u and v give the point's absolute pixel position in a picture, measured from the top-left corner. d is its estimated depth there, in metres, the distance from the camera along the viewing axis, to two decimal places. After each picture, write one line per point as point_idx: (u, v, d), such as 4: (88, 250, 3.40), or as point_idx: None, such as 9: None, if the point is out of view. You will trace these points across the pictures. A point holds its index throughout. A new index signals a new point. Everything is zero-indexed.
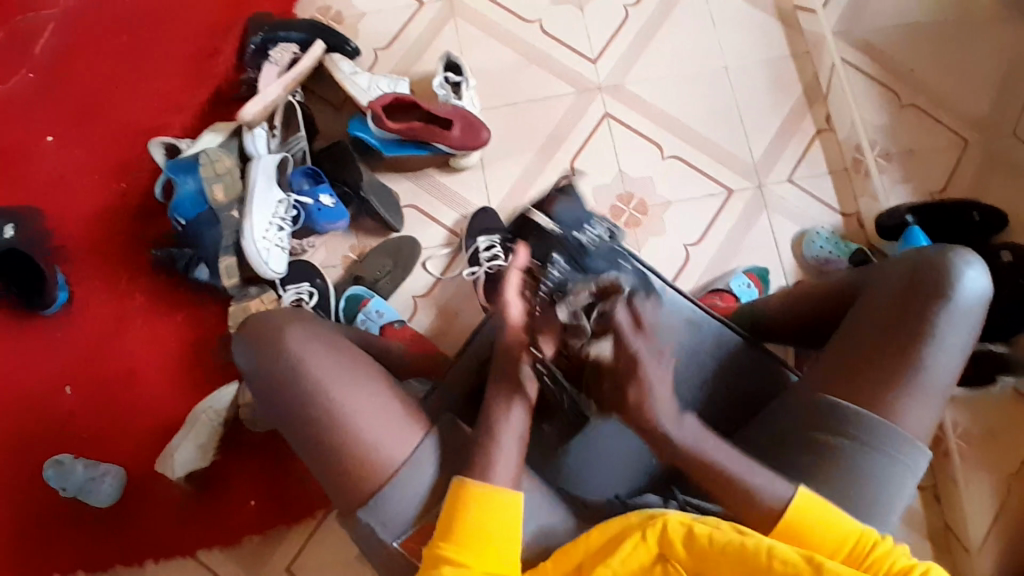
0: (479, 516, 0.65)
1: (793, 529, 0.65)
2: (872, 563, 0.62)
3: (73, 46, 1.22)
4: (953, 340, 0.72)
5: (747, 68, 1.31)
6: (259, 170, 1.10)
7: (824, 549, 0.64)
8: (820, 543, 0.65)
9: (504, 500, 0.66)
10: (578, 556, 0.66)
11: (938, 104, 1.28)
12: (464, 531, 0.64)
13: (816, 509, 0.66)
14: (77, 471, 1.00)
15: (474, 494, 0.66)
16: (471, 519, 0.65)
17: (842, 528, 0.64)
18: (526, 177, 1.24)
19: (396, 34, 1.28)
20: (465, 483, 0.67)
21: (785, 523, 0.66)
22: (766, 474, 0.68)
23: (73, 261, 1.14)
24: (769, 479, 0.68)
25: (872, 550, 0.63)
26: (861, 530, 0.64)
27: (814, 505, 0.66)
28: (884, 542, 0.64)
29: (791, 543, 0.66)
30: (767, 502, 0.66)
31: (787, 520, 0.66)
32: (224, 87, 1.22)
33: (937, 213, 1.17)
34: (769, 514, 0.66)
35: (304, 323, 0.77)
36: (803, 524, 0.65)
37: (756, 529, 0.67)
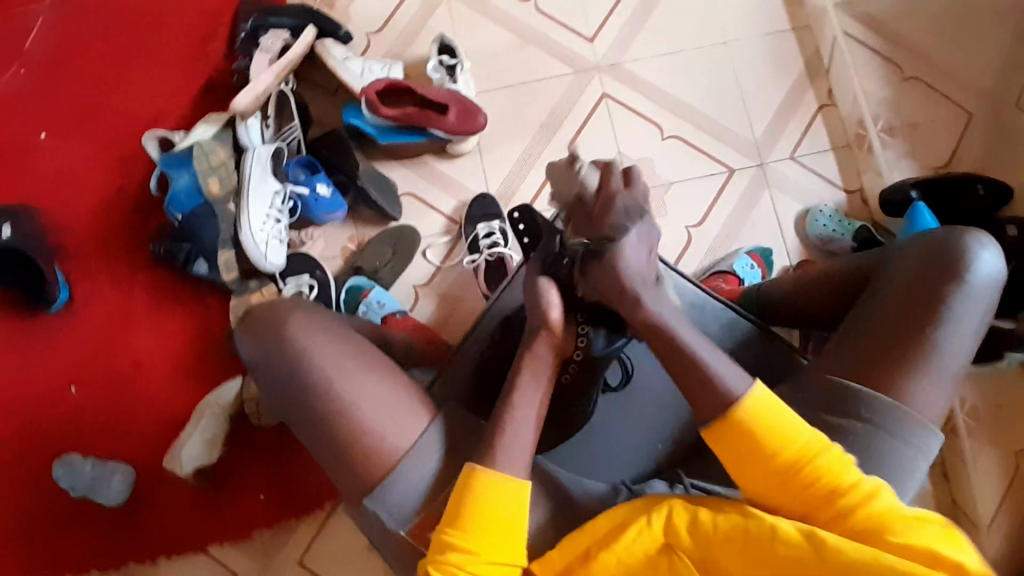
0: (488, 500, 0.65)
1: (742, 427, 0.64)
2: (817, 474, 0.61)
3: (62, 40, 1.20)
4: (967, 323, 0.71)
5: (747, 42, 1.28)
6: (254, 160, 1.09)
7: (777, 449, 0.63)
8: (775, 443, 0.63)
9: (507, 483, 0.66)
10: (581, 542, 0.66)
11: (945, 75, 1.26)
12: (470, 519, 0.64)
13: (769, 408, 0.64)
14: (86, 468, 1.02)
15: (487, 481, 0.65)
16: (479, 500, 0.65)
17: (794, 436, 0.63)
18: (524, 160, 1.22)
19: (388, 19, 1.26)
20: (473, 470, 0.66)
21: (741, 424, 0.64)
22: (729, 366, 0.67)
23: (72, 258, 1.14)
24: (730, 371, 0.66)
25: (819, 461, 0.62)
26: (812, 441, 0.63)
27: (773, 406, 0.64)
28: (835, 454, 0.62)
29: (737, 439, 0.64)
30: (725, 394, 0.65)
31: (744, 419, 0.64)
32: (216, 76, 1.20)
33: (943, 188, 1.15)
34: (728, 412, 0.64)
35: (306, 312, 0.76)
36: (757, 426, 0.63)
37: (710, 424, 0.66)
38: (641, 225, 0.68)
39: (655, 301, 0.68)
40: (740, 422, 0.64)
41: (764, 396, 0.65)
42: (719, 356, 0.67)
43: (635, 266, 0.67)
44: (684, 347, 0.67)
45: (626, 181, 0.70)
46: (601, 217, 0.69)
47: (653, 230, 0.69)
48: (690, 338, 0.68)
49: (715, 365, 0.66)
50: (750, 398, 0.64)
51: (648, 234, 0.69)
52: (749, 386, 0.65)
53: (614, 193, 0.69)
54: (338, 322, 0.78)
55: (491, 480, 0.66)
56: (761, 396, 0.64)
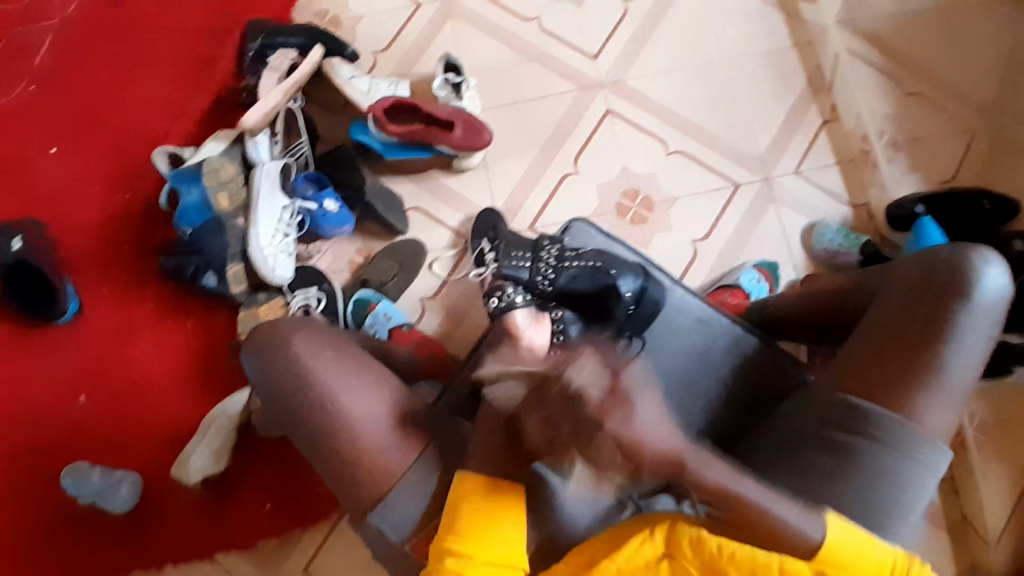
0: (488, 506, 0.65)
1: (828, 570, 0.60)
2: None
3: (75, 58, 1.22)
4: (972, 339, 0.71)
5: (749, 59, 1.29)
6: (263, 175, 1.10)
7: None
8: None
9: (504, 483, 0.66)
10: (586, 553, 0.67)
11: (947, 90, 1.26)
12: (467, 526, 0.64)
13: (843, 539, 0.61)
14: (93, 478, 1.02)
15: (479, 486, 0.65)
16: (473, 506, 0.65)
17: (876, 561, 0.62)
18: (529, 176, 1.23)
19: (395, 37, 1.28)
20: (463, 476, 0.66)
21: (822, 563, 0.60)
22: (801, 512, 0.60)
23: (81, 272, 1.15)
24: (807, 524, 0.60)
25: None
26: (888, 556, 0.63)
27: (851, 534, 0.61)
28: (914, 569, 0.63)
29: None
30: (804, 542, 0.59)
31: (824, 557, 0.60)
32: (225, 94, 1.23)
33: (950, 202, 1.14)
34: (809, 556, 0.60)
35: (308, 329, 0.76)
36: (839, 561, 0.60)
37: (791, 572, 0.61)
38: (656, 410, 0.50)
39: (712, 468, 0.54)
40: (821, 563, 0.60)
41: (836, 527, 0.61)
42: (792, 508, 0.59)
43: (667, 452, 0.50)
44: (749, 502, 0.56)
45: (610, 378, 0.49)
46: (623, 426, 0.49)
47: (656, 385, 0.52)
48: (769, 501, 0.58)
49: (790, 520, 0.59)
50: (827, 540, 0.60)
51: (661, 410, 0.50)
52: (822, 526, 0.60)
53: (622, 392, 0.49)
54: (342, 338, 0.78)
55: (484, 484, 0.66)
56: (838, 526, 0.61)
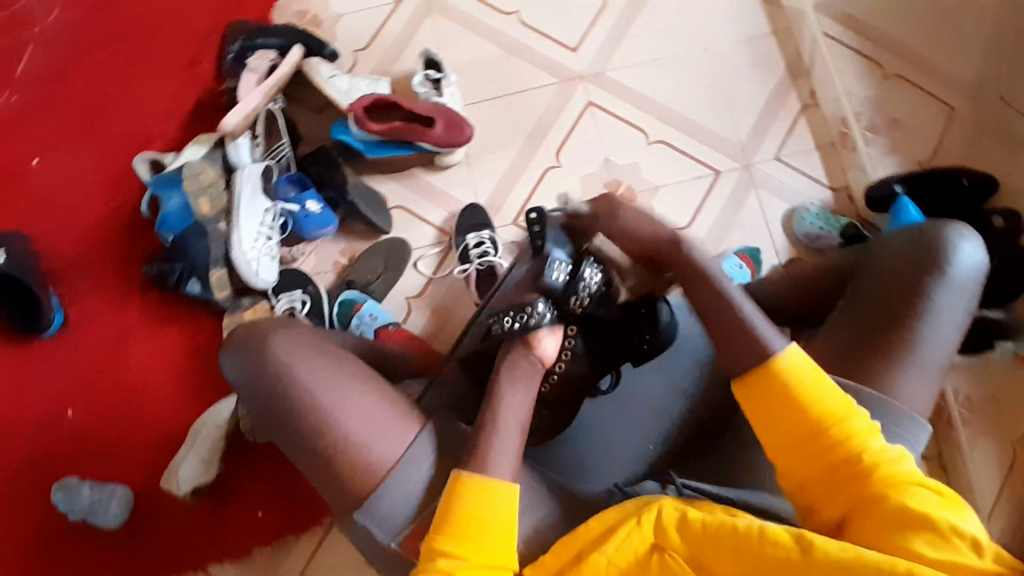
0: (475, 508, 0.65)
1: (777, 380, 0.65)
2: (842, 433, 0.62)
3: (52, 67, 1.21)
4: (948, 314, 0.72)
5: (730, 44, 1.30)
6: (243, 179, 1.10)
7: (808, 402, 0.64)
8: (805, 397, 0.64)
9: (492, 486, 0.66)
10: (571, 546, 0.66)
11: (926, 71, 1.27)
12: (458, 524, 0.64)
13: (803, 365, 0.65)
14: (83, 492, 1.03)
15: (472, 485, 0.66)
16: (465, 504, 0.65)
17: (825, 401, 0.63)
18: (513, 170, 1.23)
19: (374, 36, 1.27)
20: (460, 475, 0.67)
21: (774, 374, 0.65)
22: (772, 329, 0.69)
23: (66, 281, 1.14)
24: (773, 334, 0.68)
25: (845, 420, 0.63)
26: (842, 405, 0.64)
27: (805, 360, 0.66)
28: (863, 418, 0.64)
29: (765, 392, 0.66)
30: (764, 346, 0.67)
31: (778, 368, 0.65)
32: (206, 97, 1.22)
33: (926, 180, 1.16)
34: (762, 363, 0.66)
35: (290, 329, 0.77)
36: (789, 376, 0.65)
37: (743, 376, 0.67)
38: (651, 213, 0.79)
39: (724, 277, 0.72)
40: (772, 373, 0.65)
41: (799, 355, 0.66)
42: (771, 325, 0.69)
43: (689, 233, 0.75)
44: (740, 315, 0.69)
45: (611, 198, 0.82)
46: (652, 216, 0.74)
47: (661, 216, 0.79)
48: (757, 320, 0.69)
49: (764, 328, 0.68)
50: (786, 354, 0.66)
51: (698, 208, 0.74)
52: (784, 346, 0.67)
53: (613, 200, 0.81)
54: (326, 340, 0.79)
55: (476, 485, 0.66)
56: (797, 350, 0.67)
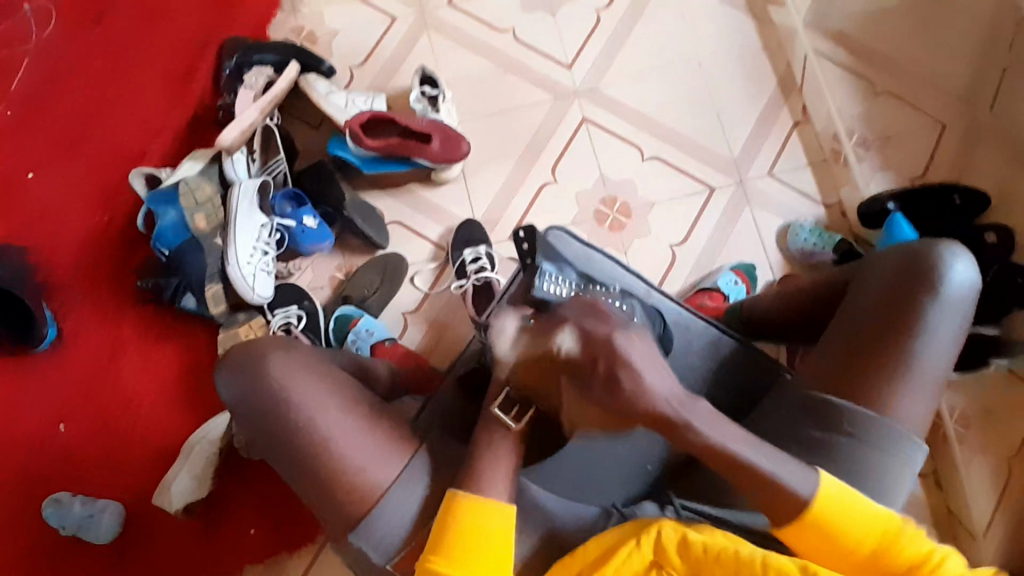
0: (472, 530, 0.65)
1: (818, 524, 0.63)
2: (892, 555, 0.63)
3: (46, 80, 1.21)
4: (943, 331, 0.73)
5: (721, 62, 1.31)
6: (239, 196, 1.09)
7: (853, 539, 0.63)
8: (847, 532, 0.63)
9: (490, 509, 0.66)
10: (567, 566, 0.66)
11: (916, 89, 1.28)
12: (457, 547, 0.64)
13: (840, 501, 0.64)
14: (74, 509, 1.01)
15: (469, 509, 0.65)
16: (464, 527, 0.65)
17: (865, 529, 0.63)
18: (508, 186, 1.24)
19: (370, 51, 1.28)
20: (455, 496, 0.67)
21: (813, 519, 0.63)
22: (790, 465, 0.64)
23: (60, 296, 1.13)
24: (793, 474, 0.63)
25: (893, 541, 0.63)
26: (885, 523, 0.64)
27: (841, 493, 0.64)
28: (908, 529, 0.64)
29: (811, 535, 0.64)
30: (794, 494, 0.63)
31: (814, 512, 0.63)
32: (202, 113, 1.23)
33: (919, 197, 1.17)
34: (799, 510, 0.63)
35: (286, 349, 0.75)
36: (830, 518, 0.63)
37: (779, 523, 0.65)
38: (648, 363, 0.56)
39: (696, 414, 0.59)
40: (811, 517, 0.63)
41: (833, 489, 0.64)
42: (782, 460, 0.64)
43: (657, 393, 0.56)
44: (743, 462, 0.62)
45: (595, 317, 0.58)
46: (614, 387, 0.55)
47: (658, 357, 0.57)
48: (730, 442, 0.62)
49: (781, 473, 0.63)
50: (820, 496, 0.63)
51: (653, 362, 0.56)
52: (815, 482, 0.64)
53: (612, 347, 0.55)
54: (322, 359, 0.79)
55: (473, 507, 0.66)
56: (829, 486, 0.64)
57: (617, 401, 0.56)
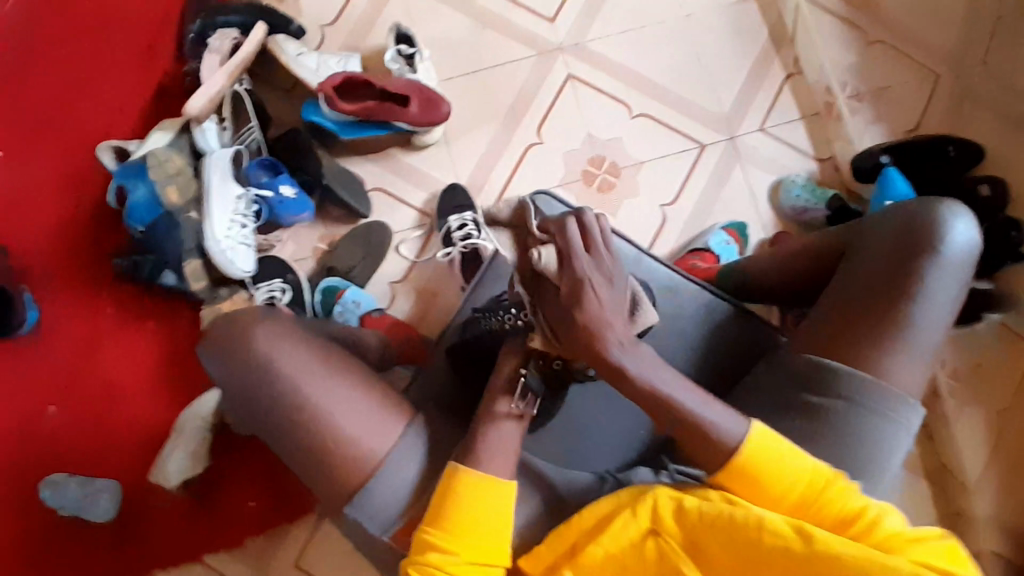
0: (478, 500, 0.64)
1: (745, 473, 0.63)
2: (822, 506, 0.63)
3: (0, 51, 1.14)
4: (941, 294, 0.71)
5: (709, 12, 1.26)
6: (212, 166, 1.05)
7: (780, 487, 0.63)
8: (775, 481, 0.63)
9: (491, 484, 0.65)
10: (567, 538, 0.66)
11: (910, 36, 1.24)
12: (453, 520, 0.63)
13: (767, 449, 0.64)
14: (71, 489, 1.00)
15: (469, 480, 0.64)
16: (459, 499, 0.64)
17: (792, 476, 0.63)
18: (493, 149, 1.20)
19: (343, 10, 1.22)
20: (457, 470, 0.65)
21: (741, 466, 0.63)
22: (722, 412, 0.64)
23: (35, 279, 1.10)
24: (726, 419, 0.64)
25: (820, 492, 0.63)
26: (814, 475, 0.63)
27: (769, 441, 0.64)
28: (838, 484, 0.63)
29: (742, 481, 0.64)
30: (721, 442, 0.64)
31: (741, 461, 0.64)
32: (170, 82, 1.17)
33: (913, 151, 1.14)
34: (729, 457, 0.64)
35: (271, 319, 0.74)
36: (754, 466, 0.63)
37: (714, 473, 0.65)
38: (611, 299, 0.58)
39: (633, 362, 0.60)
40: (739, 464, 0.64)
41: (761, 437, 0.64)
42: (713, 407, 0.64)
43: (612, 327, 0.58)
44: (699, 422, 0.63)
45: (588, 243, 0.58)
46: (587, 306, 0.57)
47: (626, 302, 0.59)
48: (657, 381, 0.62)
49: (710, 416, 0.64)
50: (749, 441, 0.64)
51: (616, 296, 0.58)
52: (745, 429, 0.64)
53: (578, 271, 0.57)
54: (312, 334, 0.76)
55: (474, 480, 0.65)
56: (756, 437, 0.64)
57: (571, 321, 0.58)
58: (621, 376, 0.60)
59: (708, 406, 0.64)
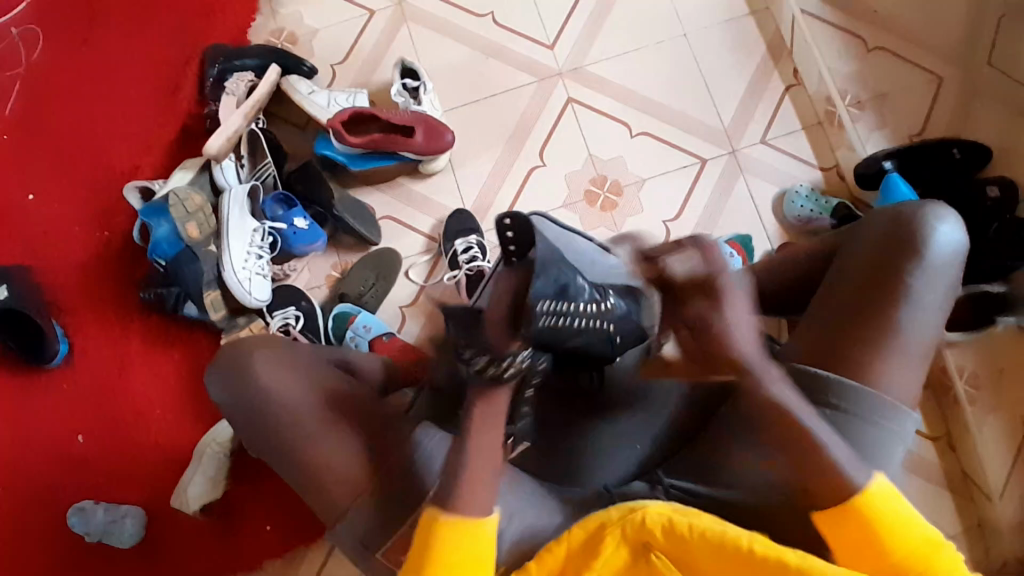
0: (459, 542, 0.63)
1: (859, 520, 0.61)
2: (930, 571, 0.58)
3: (39, 102, 1.23)
4: (930, 296, 0.71)
5: (706, 31, 1.28)
6: (230, 201, 1.11)
7: (894, 540, 0.59)
8: (891, 532, 0.60)
9: (472, 529, 0.64)
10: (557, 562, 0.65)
11: (912, 41, 1.24)
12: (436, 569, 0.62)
13: (891, 503, 0.61)
14: (97, 515, 1.05)
15: (452, 528, 0.63)
16: (444, 548, 0.63)
17: (908, 533, 0.59)
18: (496, 173, 1.23)
19: (351, 48, 1.28)
20: (438, 516, 0.64)
21: (853, 510, 0.61)
22: (842, 446, 0.64)
23: (68, 313, 1.16)
24: (846, 454, 0.63)
25: (926, 554, 0.58)
26: (923, 538, 0.59)
27: (888, 493, 0.62)
28: (949, 553, 0.59)
29: (851, 529, 0.61)
30: (835, 472, 0.62)
31: (855, 503, 0.61)
32: (191, 124, 1.24)
33: (918, 155, 1.14)
34: (841, 498, 0.62)
35: (272, 346, 0.78)
36: (869, 514, 0.60)
37: (821, 512, 0.63)
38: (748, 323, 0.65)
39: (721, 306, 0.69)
40: (853, 509, 0.61)
41: (884, 491, 0.61)
42: (826, 427, 0.64)
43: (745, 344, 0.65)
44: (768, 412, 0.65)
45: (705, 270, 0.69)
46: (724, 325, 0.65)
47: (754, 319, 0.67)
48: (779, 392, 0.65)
49: (833, 447, 0.63)
50: (866, 484, 0.61)
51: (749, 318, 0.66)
52: (865, 472, 0.62)
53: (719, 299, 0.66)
54: (317, 367, 0.79)
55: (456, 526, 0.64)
56: (878, 486, 0.61)
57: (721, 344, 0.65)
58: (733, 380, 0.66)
59: (806, 410, 0.65)
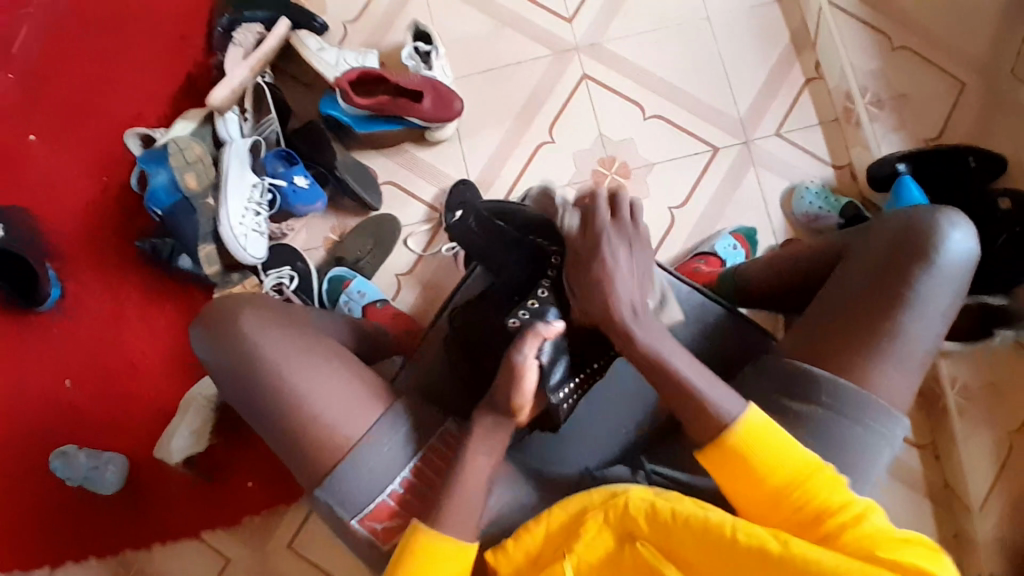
0: (426, 563, 0.63)
1: (738, 453, 0.64)
2: (806, 495, 0.61)
3: (46, 41, 1.20)
4: (934, 305, 0.70)
5: (729, 16, 1.25)
6: (230, 154, 1.09)
7: (770, 471, 0.63)
8: (766, 464, 0.63)
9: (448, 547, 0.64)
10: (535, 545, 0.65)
11: (939, 41, 1.21)
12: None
13: (762, 433, 0.64)
14: (80, 461, 1.05)
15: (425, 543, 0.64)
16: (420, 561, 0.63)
17: (785, 460, 0.63)
18: (503, 149, 1.21)
19: (365, 6, 1.25)
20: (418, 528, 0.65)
21: (732, 445, 0.64)
22: (722, 391, 0.66)
23: (64, 258, 1.15)
24: (723, 398, 0.65)
25: (810, 480, 0.62)
26: (802, 463, 0.62)
27: (765, 425, 0.64)
28: (828, 474, 0.62)
29: (729, 463, 0.64)
30: (717, 417, 0.65)
31: (733, 441, 0.64)
32: (197, 73, 1.21)
33: (932, 162, 1.11)
34: (719, 434, 0.64)
35: (260, 308, 0.75)
36: (749, 448, 0.63)
37: (703, 448, 0.66)
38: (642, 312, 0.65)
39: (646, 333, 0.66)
40: (733, 445, 0.64)
41: (758, 421, 0.64)
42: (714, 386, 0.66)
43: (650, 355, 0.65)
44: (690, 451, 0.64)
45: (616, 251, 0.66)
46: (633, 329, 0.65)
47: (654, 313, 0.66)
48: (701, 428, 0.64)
49: (712, 394, 0.66)
50: (744, 420, 0.64)
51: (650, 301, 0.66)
52: (742, 410, 0.65)
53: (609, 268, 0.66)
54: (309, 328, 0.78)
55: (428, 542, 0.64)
56: (751, 419, 0.64)
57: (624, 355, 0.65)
58: (650, 415, 0.63)
59: (712, 398, 0.65)
